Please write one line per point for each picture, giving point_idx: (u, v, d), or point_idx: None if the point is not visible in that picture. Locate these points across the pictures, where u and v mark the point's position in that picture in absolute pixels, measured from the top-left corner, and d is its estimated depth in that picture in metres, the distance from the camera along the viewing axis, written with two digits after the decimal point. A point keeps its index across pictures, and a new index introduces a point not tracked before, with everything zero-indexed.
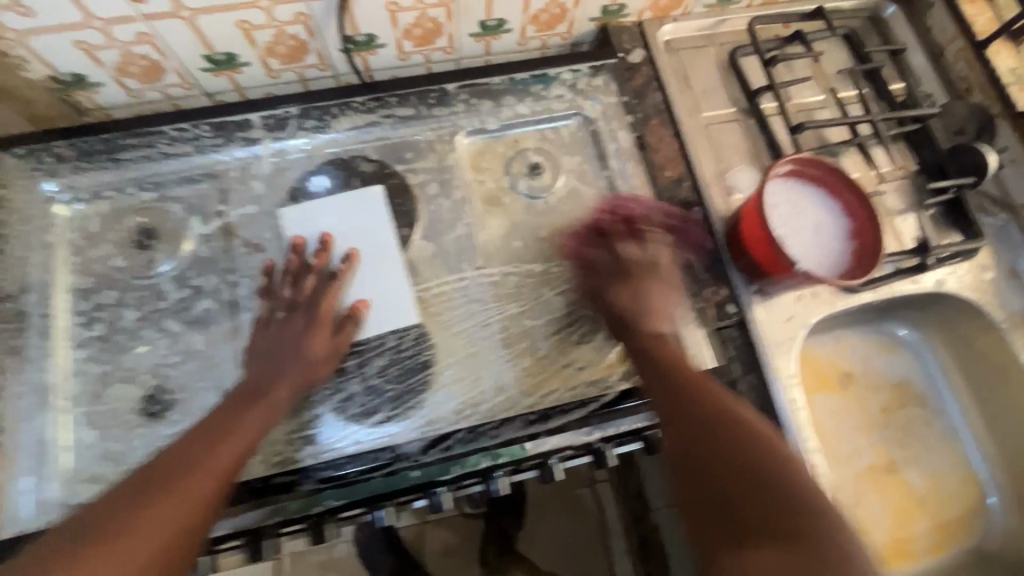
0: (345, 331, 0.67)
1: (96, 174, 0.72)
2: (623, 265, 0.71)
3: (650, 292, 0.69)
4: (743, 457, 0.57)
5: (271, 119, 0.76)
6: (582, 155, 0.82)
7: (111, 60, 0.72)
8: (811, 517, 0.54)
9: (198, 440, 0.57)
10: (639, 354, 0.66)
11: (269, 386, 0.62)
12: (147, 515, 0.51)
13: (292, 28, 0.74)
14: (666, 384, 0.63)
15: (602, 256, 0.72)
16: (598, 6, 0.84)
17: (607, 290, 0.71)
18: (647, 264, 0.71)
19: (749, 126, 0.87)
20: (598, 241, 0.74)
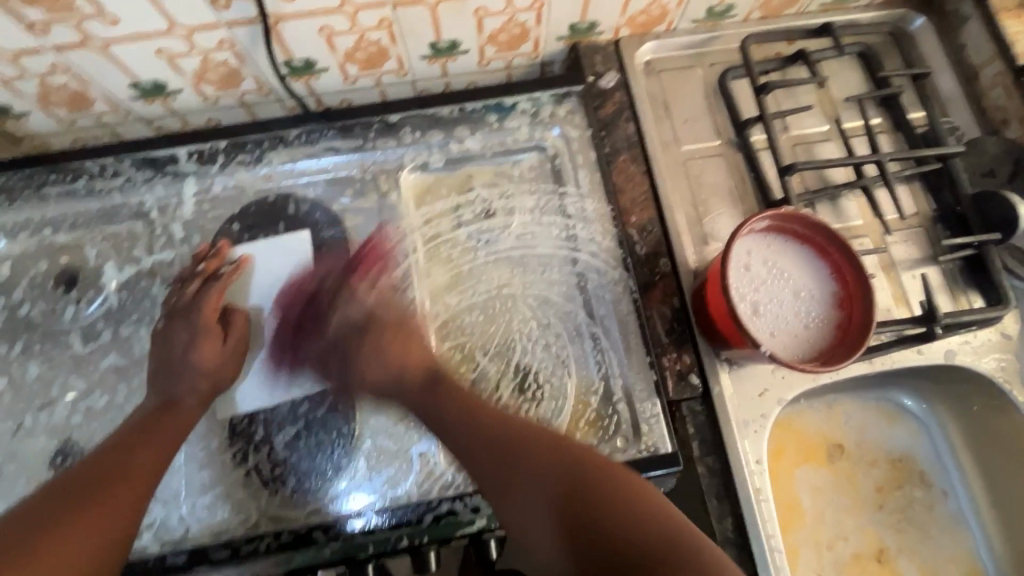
0: (235, 336, 0.64)
1: (20, 211, 0.69)
2: (345, 338, 0.65)
3: (400, 341, 0.64)
4: (591, 517, 0.48)
5: (197, 154, 0.71)
6: (538, 194, 0.73)
7: (32, 91, 0.68)
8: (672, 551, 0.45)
9: (108, 458, 0.54)
10: (451, 426, 0.57)
11: (178, 399, 0.60)
12: (74, 526, 0.49)
13: (219, 55, 0.68)
14: (488, 452, 0.53)
15: (318, 343, 0.65)
16: (565, 24, 0.74)
17: (357, 363, 0.63)
18: (362, 323, 0.65)
19: (736, 163, 0.76)
20: (306, 311, 0.67)
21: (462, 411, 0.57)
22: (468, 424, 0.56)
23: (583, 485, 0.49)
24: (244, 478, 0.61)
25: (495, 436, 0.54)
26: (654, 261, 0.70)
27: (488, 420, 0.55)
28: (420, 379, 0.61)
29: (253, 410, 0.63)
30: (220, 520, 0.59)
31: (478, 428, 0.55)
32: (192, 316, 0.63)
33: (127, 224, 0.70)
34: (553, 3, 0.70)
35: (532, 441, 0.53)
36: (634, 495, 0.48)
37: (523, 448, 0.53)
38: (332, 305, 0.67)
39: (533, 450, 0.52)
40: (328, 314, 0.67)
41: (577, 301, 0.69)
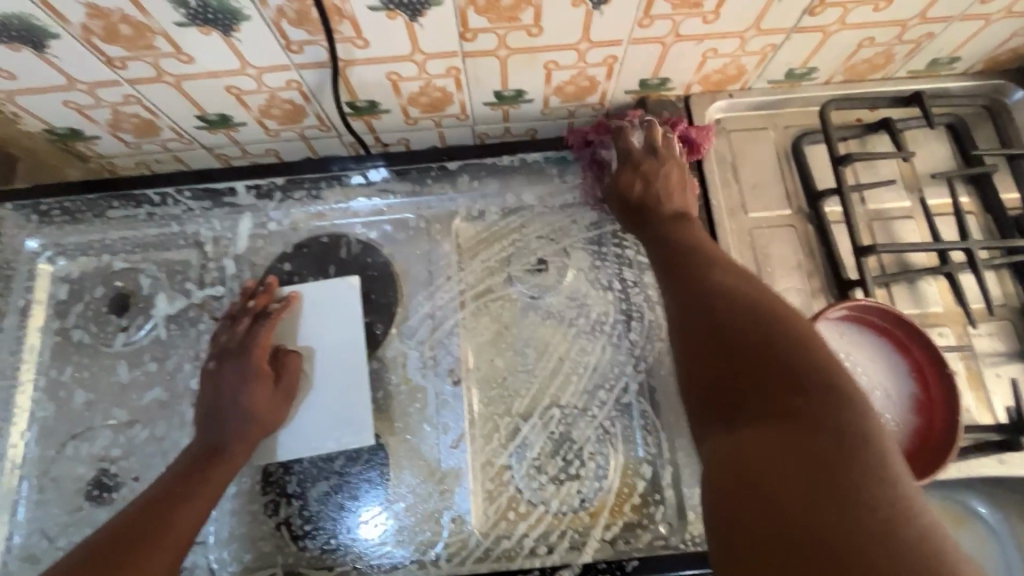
0: (287, 379, 0.63)
1: (81, 234, 0.71)
2: (642, 154, 0.66)
3: (675, 185, 0.65)
4: (763, 343, 0.43)
5: (255, 190, 0.70)
6: (595, 254, 0.70)
7: (104, 118, 0.69)
8: (827, 403, 0.39)
9: (144, 518, 0.53)
10: (650, 238, 0.62)
11: (224, 443, 0.59)
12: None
13: (286, 93, 0.68)
14: (675, 269, 0.55)
15: (612, 151, 0.69)
16: (636, 79, 0.71)
17: (615, 182, 0.66)
18: (661, 150, 0.66)
19: (806, 235, 0.71)
20: (607, 136, 0.69)
21: (703, 289, 0.50)
22: (712, 303, 0.48)
23: (770, 320, 0.45)
24: (274, 528, 0.59)
25: (753, 322, 0.45)
26: None
27: (740, 301, 0.48)
28: (655, 237, 0.62)
29: (288, 459, 0.62)
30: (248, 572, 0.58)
31: (743, 315, 0.46)
32: (242, 359, 0.62)
33: (181, 253, 0.70)
34: (625, 59, 0.67)
35: (786, 337, 0.43)
36: (810, 365, 0.41)
37: (758, 338, 0.44)
38: (654, 130, 0.67)
39: (740, 312, 0.46)
40: (614, 139, 0.68)
41: (630, 373, 0.65)
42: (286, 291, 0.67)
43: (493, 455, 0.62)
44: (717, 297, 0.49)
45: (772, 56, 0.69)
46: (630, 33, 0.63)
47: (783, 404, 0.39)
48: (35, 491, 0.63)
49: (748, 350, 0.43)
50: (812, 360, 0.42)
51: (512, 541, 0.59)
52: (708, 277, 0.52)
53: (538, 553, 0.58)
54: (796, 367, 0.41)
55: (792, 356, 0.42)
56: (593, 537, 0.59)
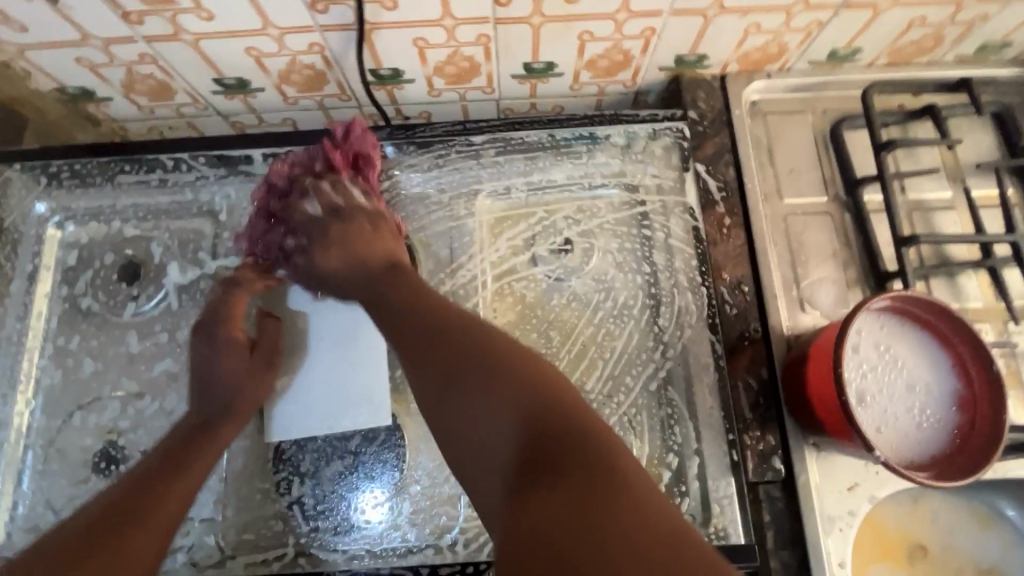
0: (266, 350, 0.60)
1: (91, 198, 0.68)
2: (319, 220, 0.60)
3: (357, 237, 0.59)
4: (504, 384, 0.44)
5: (272, 158, 0.68)
6: (623, 237, 0.66)
7: (117, 78, 0.66)
8: (570, 434, 0.41)
9: (133, 499, 0.51)
10: (382, 301, 0.54)
11: (212, 418, 0.57)
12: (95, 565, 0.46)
13: (307, 58, 0.65)
14: (414, 308, 0.52)
15: (291, 238, 0.61)
16: (672, 55, 0.68)
17: (314, 263, 0.60)
18: (330, 212, 0.61)
19: (842, 225, 0.69)
20: (278, 221, 0.62)
21: (442, 332, 0.48)
22: (449, 349, 0.47)
23: (502, 360, 0.46)
24: (285, 508, 0.57)
25: (494, 380, 0.44)
26: (746, 322, 0.63)
27: (480, 340, 0.47)
28: (388, 287, 0.55)
29: (303, 437, 0.59)
30: (260, 552, 0.56)
31: (482, 365, 0.45)
32: (227, 323, 0.60)
33: (194, 222, 0.69)
34: (663, 33, 0.64)
35: (523, 373, 0.45)
36: (544, 398, 0.43)
37: (507, 381, 0.44)
38: (303, 194, 0.61)
39: (486, 355, 0.46)
40: (294, 201, 0.61)
41: (657, 359, 0.63)
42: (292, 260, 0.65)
43: None
44: (455, 339, 0.48)
45: (817, 35, 0.66)
46: (672, 4, 0.60)
47: (539, 452, 0.40)
48: (40, 461, 0.61)
49: (499, 397, 0.43)
50: (551, 394, 0.43)
51: None
52: (446, 315, 0.50)
53: None
54: (540, 404, 0.43)
55: (530, 393, 0.43)
56: None
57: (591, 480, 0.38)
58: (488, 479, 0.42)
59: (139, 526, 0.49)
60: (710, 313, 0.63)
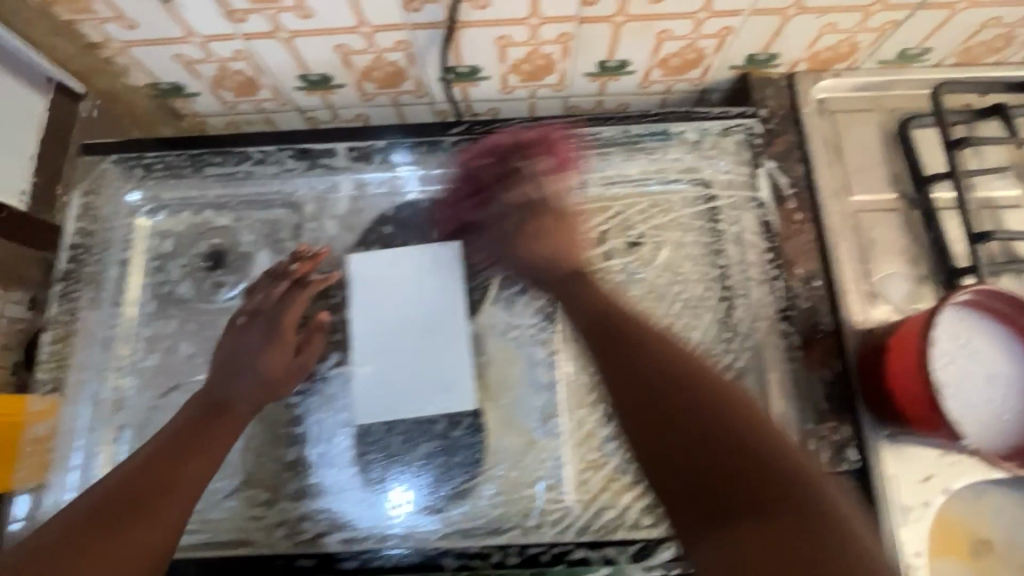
0: (309, 347, 0.62)
1: (181, 189, 0.71)
2: (520, 207, 0.63)
3: (560, 230, 0.62)
4: (707, 417, 0.42)
5: (356, 152, 0.70)
6: (691, 230, 0.68)
7: (209, 74, 0.69)
8: (784, 486, 0.38)
9: (143, 475, 0.50)
10: (572, 303, 0.56)
11: (233, 400, 0.57)
12: (108, 542, 0.46)
13: (392, 55, 0.67)
14: (604, 327, 0.51)
15: (493, 213, 0.65)
16: (743, 54, 0.70)
17: (519, 246, 0.62)
18: (550, 200, 0.63)
19: (911, 221, 0.70)
20: (482, 196, 0.66)
21: (639, 356, 0.47)
22: (642, 377, 0.45)
23: (702, 387, 0.44)
24: (378, 486, 0.60)
25: (701, 412, 0.42)
26: (816, 316, 0.64)
27: (678, 366, 0.45)
28: (575, 293, 0.57)
29: (390, 420, 0.61)
30: (351, 528, 0.58)
31: (682, 393, 0.44)
32: (276, 320, 0.61)
33: (277, 213, 0.71)
34: (739, 32, 0.66)
35: (728, 411, 0.42)
36: (751, 439, 0.40)
37: (707, 415, 0.42)
38: (539, 183, 0.64)
39: (683, 383, 0.44)
40: (485, 195, 0.66)
41: (734, 350, 0.64)
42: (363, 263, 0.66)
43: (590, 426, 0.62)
44: (654, 364, 0.46)
45: (889, 34, 0.67)
46: (754, 4, 0.62)
47: (750, 498, 0.38)
48: (136, 439, 0.64)
49: (700, 428, 0.41)
50: (759, 436, 0.41)
51: (616, 513, 0.58)
52: (639, 338, 0.48)
53: (642, 525, 0.58)
54: (748, 445, 0.40)
55: (738, 433, 0.41)
56: None
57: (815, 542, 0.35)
58: (685, 514, 0.40)
59: (148, 515, 0.48)
60: (784, 305, 0.64)
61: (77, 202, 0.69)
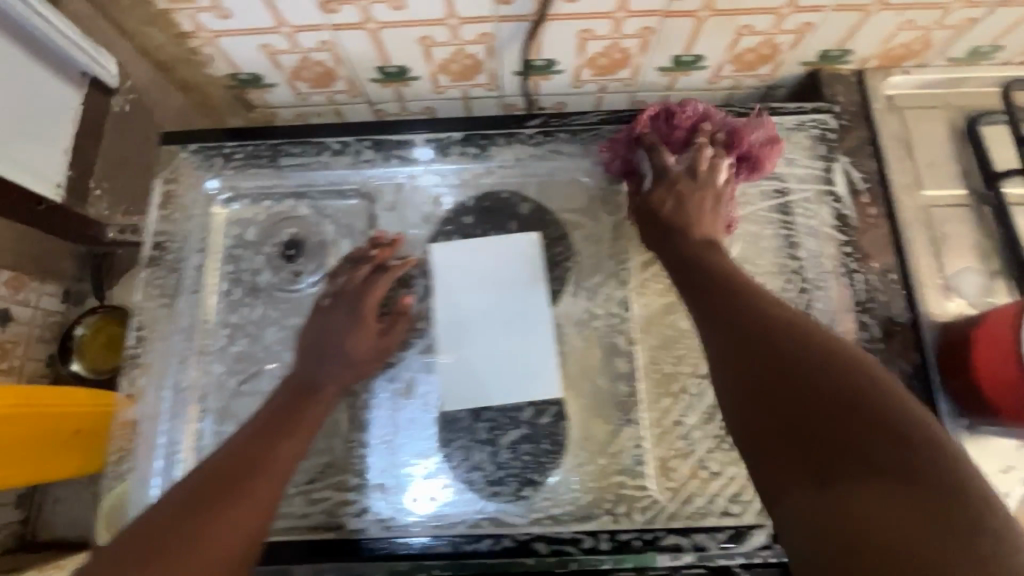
0: (392, 332, 0.64)
1: (258, 178, 0.72)
2: (676, 184, 0.62)
3: (696, 206, 0.61)
4: (816, 368, 0.43)
5: (435, 143, 0.72)
6: (762, 222, 0.69)
7: (290, 64, 0.70)
8: (901, 440, 0.39)
9: (242, 457, 0.53)
10: (684, 267, 0.58)
11: (322, 384, 0.60)
12: (212, 520, 0.48)
13: (473, 47, 0.68)
14: (714, 286, 0.53)
15: (646, 174, 0.66)
16: (817, 50, 0.71)
17: (676, 233, 0.60)
18: (699, 182, 0.62)
19: (982, 216, 0.70)
20: (636, 150, 0.67)
21: (750, 311, 0.49)
22: (747, 333, 0.47)
23: (814, 342, 0.45)
24: (466, 472, 0.60)
25: (809, 364, 0.43)
26: (892, 309, 0.65)
27: (793, 328, 0.47)
28: (705, 259, 0.57)
29: (476, 407, 0.62)
30: (442, 513, 0.59)
31: (793, 349, 0.45)
32: (360, 302, 0.63)
33: (352, 203, 0.73)
34: (818, 28, 0.67)
35: (837, 368, 0.43)
36: (863, 393, 0.41)
37: (816, 367, 0.43)
38: (693, 155, 0.64)
39: (791, 339, 0.45)
40: (654, 151, 0.65)
41: None
42: (446, 252, 0.67)
43: (672, 415, 0.62)
44: (764, 320, 0.48)
45: (965, 32, 0.68)
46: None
47: (857, 449, 0.39)
48: (217, 424, 0.65)
49: (807, 381, 0.43)
50: (871, 391, 0.41)
51: (703, 502, 0.59)
52: (746, 299, 0.50)
53: (731, 513, 0.58)
54: (862, 398, 0.41)
55: (852, 387, 0.41)
56: None
57: (926, 495, 0.36)
58: (783, 462, 0.41)
59: (245, 493, 0.51)
60: (860, 297, 0.65)
61: (160, 190, 0.70)
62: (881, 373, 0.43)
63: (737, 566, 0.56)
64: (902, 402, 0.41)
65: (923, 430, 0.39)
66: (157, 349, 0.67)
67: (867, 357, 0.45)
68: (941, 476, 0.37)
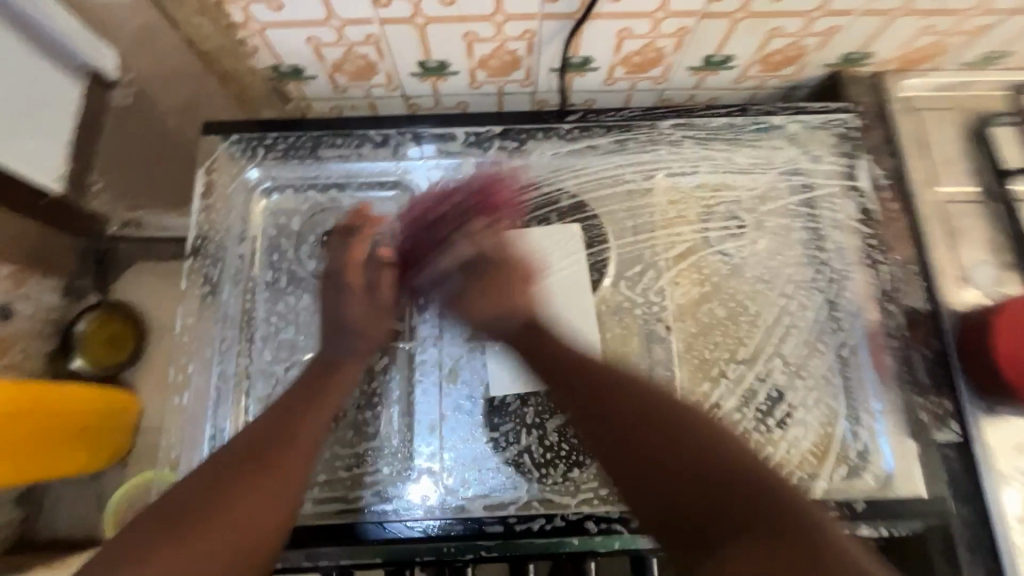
0: (379, 289, 0.67)
1: (300, 169, 0.73)
2: (472, 264, 0.67)
3: (512, 293, 0.65)
4: (678, 444, 0.50)
5: (475, 137, 0.73)
6: (790, 216, 0.72)
7: (333, 57, 0.71)
8: (745, 491, 0.46)
9: (267, 436, 0.55)
10: (544, 356, 0.61)
11: (339, 357, 0.62)
12: (243, 494, 0.51)
13: (514, 44, 0.70)
14: (585, 376, 0.58)
15: (429, 279, 0.69)
16: (840, 52, 0.74)
17: (467, 295, 0.66)
18: (500, 256, 0.67)
19: (993, 212, 0.74)
20: (437, 237, 0.69)
21: (620, 398, 0.55)
22: (618, 421, 0.54)
23: (667, 419, 0.52)
24: (517, 455, 0.62)
25: (673, 443, 0.50)
26: (913, 298, 0.69)
27: (659, 407, 0.53)
28: (544, 344, 0.62)
29: (525, 391, 0.64)
30: (493, 494, 0.61)
31: (656, 431, 0.52)
32: (342, 276, 0.66)
33: (392, 195, 0.74)
34: (844, 31, 0.70)
35: (696, 438, 0.50)
36: (715, 457, 0.49)
37: (683, 443, 0.50)
38: (472, 236, 0.69)
39: (662, 420, 0.52)
40: (442, 249, 0.69)
41: (838, 333, 0.67)
42: (491, 242, 0.70)
43: (709, 400, 0.64)
44: (629, 401, 0.54)
45: (979, 37, 0.72)
46: (866, 4, 0.66)
47: (719, 511, 0.46)
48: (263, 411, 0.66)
49: (675, 460, 0.49)
50: (720, 454, 0.49)
51: None
52: (598, 375, 0.57)
53: None
54: (715, 463, 0.48)
55: (710, 453, 0.49)
56: (811, 480, 0.61)
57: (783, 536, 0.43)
58: (677, 540, 0.47)
59: (271, 469, 0.53)
60: (882, 287, 0.69)
61: (200, 179, 0.71)
62: (726, 431, 0.52)
63: None
64: (745, 456, 0.49)
65: (763, 485, 0.47)
66: (200, 337, 0.67)
67: (715, 422, 0.52)
68: (791, 520, 0.44)
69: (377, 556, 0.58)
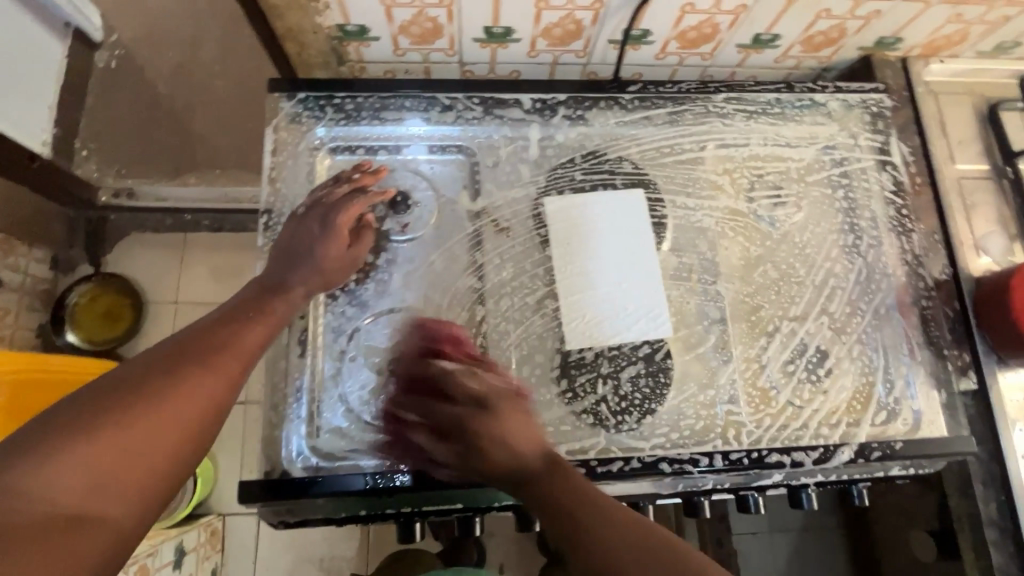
0: (361, 242, 0.68)
1: (366, 128, 0.74)
2: (476, 411, 0.59)
3: (514, 425, 0.57)
4: (574, 517, 0.47)
5: (540, 104, 0.76)
6: (826, 187, 0.77)
7: (401, 18, 0.72)
8: (633, 543, 0.44)
9: (204, 337, 0.53)
10: (513, 470, 0.54)
11: (290, 285, 0.62)
12: (169, 390, 0.47)
13: (582, 13, 0.72)
14: (515, 467, 0.54)
15: (450, 417, 0.60)
16: (876, 36, 0.80)
17: (477, 437, 0.57)
18: (500, 396, 0.60)
19: (1002, 189, 0.82)
20: (427, 383, 0.64)
21: (532, 472, 0.53)
22: (536, 493, 0.51)
23: (555, 485, 0.51)
24: (594, 405, 0.66)
25: (571, 514, 0.48)
26: (937, 264, 0.76)
27: (549, 473, 0.52)
28: (526, 466, 0.54)
29: (599, 344, 0.68)
30: (572, 440, 0.65)
31: (562, 508, 0.49)
32: (334, 214, 0.66)
33: (454, 158, 0.75)
34: (885, 15, 0.76)
35: (587, 509, 0.48)
36: (605, 522, 0.46)
37: (575, 518, 0.47)
38: (474, 376, 0.63)
39: (550, 490, 0.51)
40: (444, 396, 0.62)
41: (869, 292, 0.74)
42: (559, 208, 0.72)
43: (762, 355, 0.70)
44: (537, 475, 0.53)
45: (999, 27, 0.79)
46: None
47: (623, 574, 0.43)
48: (342, 368, 0.67)
49: (582, 538, 0.46)
50: (592, 508, 0.47)
51: (797, 425, 0.67)
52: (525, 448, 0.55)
53: (823, 434, 0.67)
54: (603, 528, 0.46)
55: (595, 525, 0.46)
56: (853, 424, 0.68)
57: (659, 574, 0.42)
58: None
59: (217, 364, 0.51)
60: (911, 253, 0.75)
61: (269, 138, 0.72)
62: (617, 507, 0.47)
63: (809, 483, 0.67)
64: (618, 508, 0.47)
65: (635, 532, 0.45)
66: None
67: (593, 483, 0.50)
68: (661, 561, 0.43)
69: (459, 502, 0.65)
